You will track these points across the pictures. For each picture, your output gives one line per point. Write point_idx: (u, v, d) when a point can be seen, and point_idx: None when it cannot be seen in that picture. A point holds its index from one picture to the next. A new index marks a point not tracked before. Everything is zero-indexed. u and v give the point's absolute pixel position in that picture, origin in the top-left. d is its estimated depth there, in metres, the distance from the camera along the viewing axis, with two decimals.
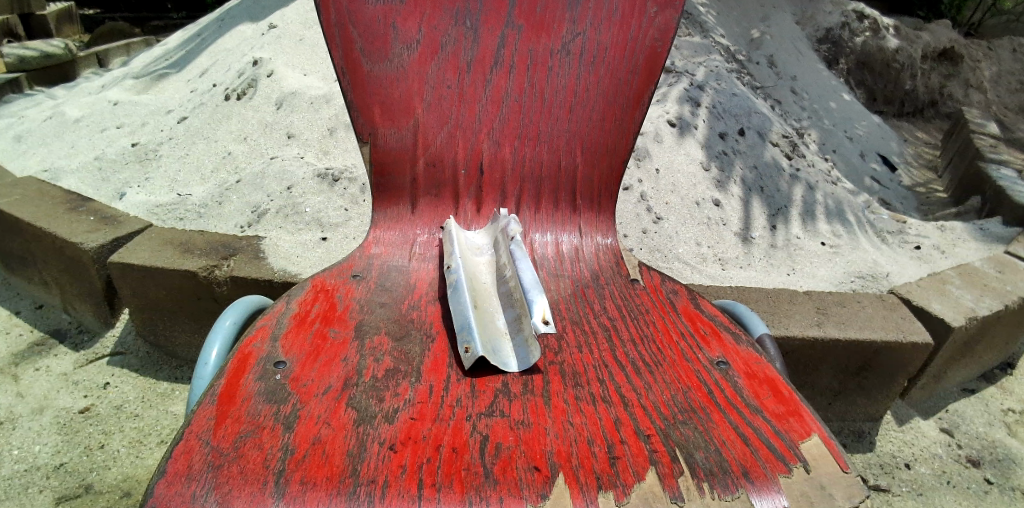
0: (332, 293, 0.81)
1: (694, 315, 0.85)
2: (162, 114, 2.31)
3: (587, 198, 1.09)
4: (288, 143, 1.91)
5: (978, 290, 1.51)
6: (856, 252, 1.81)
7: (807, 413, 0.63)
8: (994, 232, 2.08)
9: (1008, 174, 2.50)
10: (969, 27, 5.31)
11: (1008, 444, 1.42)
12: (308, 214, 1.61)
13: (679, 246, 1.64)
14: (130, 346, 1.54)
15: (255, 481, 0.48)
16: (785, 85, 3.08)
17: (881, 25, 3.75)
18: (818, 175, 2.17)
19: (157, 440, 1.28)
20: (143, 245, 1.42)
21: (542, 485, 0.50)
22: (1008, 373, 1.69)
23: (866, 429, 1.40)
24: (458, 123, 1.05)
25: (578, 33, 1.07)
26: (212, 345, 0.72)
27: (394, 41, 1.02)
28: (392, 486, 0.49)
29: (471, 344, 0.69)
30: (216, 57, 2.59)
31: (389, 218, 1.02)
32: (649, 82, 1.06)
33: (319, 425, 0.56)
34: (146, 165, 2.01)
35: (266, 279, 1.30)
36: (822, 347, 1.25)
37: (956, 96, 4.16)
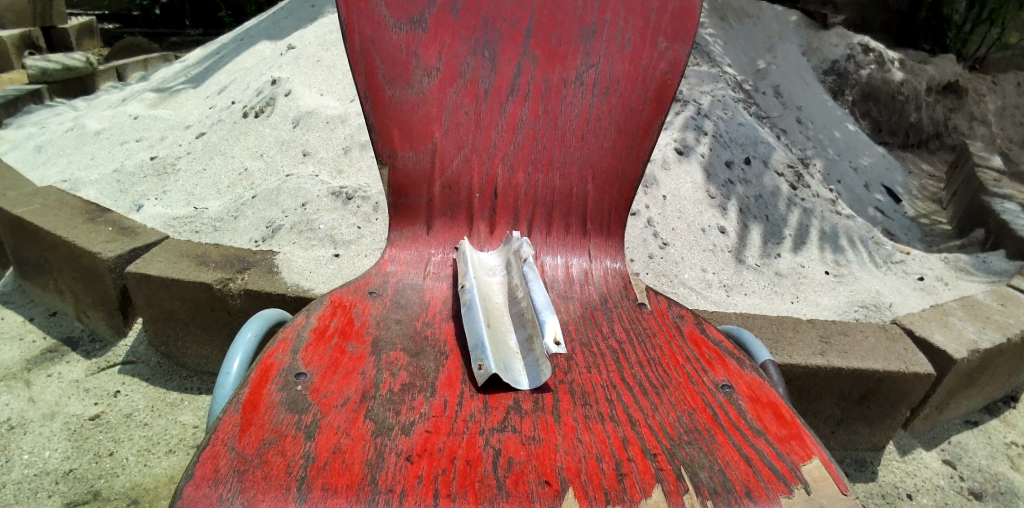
0: (350, 309, 0.84)
1: (699, 340, 0.87)
2: (181, 129, 2.37)
3: (597, 223, 1.13)
4: (304, 161, 1.97)
5: (980, 322, 1.53)
6: (859, 282, 1.83)
7: (809, 437, 0.65)
8: (997, 265, 2.09)
9: (1012, 207, 2.52)
10: (975, 60, 5.35)
11: (1011, 477, 1.42)
12: (322, 230, 1.65)
13: (684, 272, 1.67)
14: (141, 355, 1.56)
15: (279, 486, 0.50)
16: (790, 116, 3.13)
17: (886, 59, 3.83)
18: (823, 205, 2.21)
19: (165, 448, 1.30)
20: (160, 257, 1.46)
21: (552, 498, 0.53)
22: (1012, 406, 1.69)
23: (869, 458, 1.41)
24: (474, 148, 1.09)
25: (592, 64, 1.12)
26: (234, 355, 0.75)
27: (415, 68, 1.07)
28: (409, 495, 0.51)
29: (484, 361, 0.72)
30: (235, 75, 2.67)
31: (405, 238, 1.05)
32: (658, 113, 1.10)
33: (339, 435, 0.59)
34: (163, 178, 2.06)
35: (279, 293, 1.33)
36: (825, 375, 1.26)
37: (961, 129, 4.21)
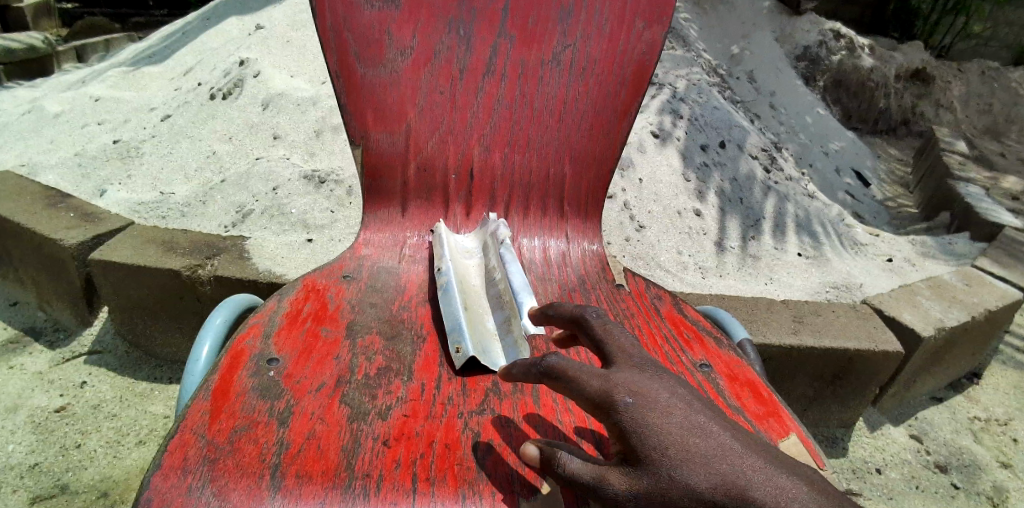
0: (323, 292, 0.82)
1: (677, 320, 0.88)
2: (146, 111, 2.28)
3: (574, 205, 1.12)
4: (275, 144, 1.91)
5: (946, 302, 1.58)
6: (831, 263, 1.87)
7: (785, 414, 0.68)
8: (962, 247, 2.16)
9: (976, 191, 2.60)
10: (940, 49, 5.49)
11: (973, 450, 1.48)
12: (294, 215, 1.60)
13: (661, 254, 1.68)
14: (108, 345, 1.51)
15: (251, 474, 0.49)
16: (764, 101, 3.17)
17: (857, 45, 3.87)
18: (795, 188, 2.24)
19: (136, 440, 1.26)
20: (125, 243, 1.40)
21: (533, 480, 0.53)
22: (975, 382, 1.76)
23: (840, 434, 1.45)
24: (450, 130, 1.07)
25: (569, 45, 1.09)
26: (202, 342, 0.72)
27: (389, 47, 1.02)
28: (387, 480, 0.51)
29: (461, 344, 0.71)
30: (202, 55, 2.57)
31: (379, 221, 1.03)
32: (636, 95, 1.10)
33: (314, 421, 0.57)
34: (128, 162, 1.98)
35: (251, 280, 1.29)
36: (799, 354, 1.29)
37: (928, 115, 4.32)
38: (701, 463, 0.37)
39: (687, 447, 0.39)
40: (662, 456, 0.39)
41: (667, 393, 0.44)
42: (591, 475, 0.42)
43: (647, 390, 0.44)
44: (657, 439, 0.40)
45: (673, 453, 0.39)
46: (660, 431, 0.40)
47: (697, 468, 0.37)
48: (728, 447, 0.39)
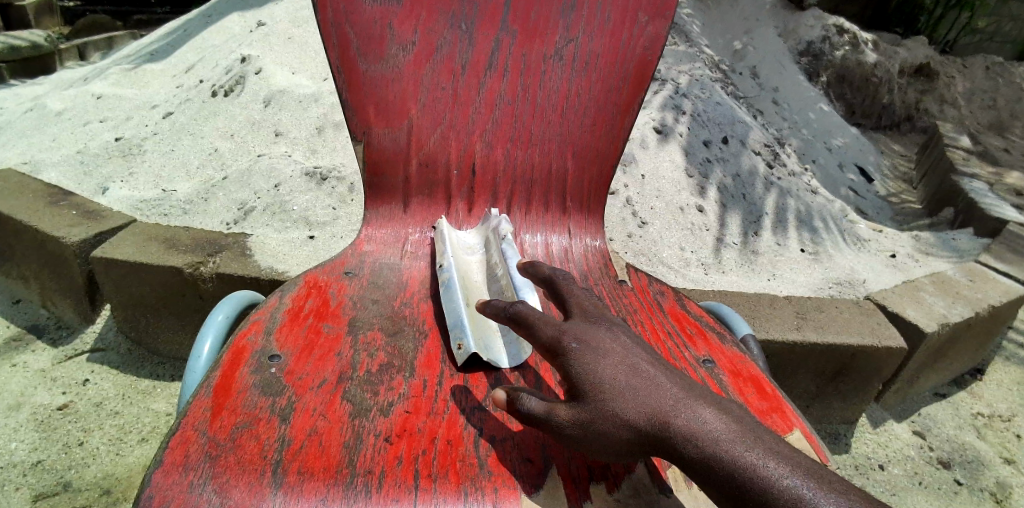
0: (325, 289, 0.82)
1: (680, 316, 0.88)
2: (147, 109, 2.27)
3: (577, 201, 1.12)
4: (276, 141, 1.91)
5: (950, 298, 1.57)
6: (834, 259, 1.86)
7: (789, 410, 0.68)
8: (965, 242, 2.15)
9: (979, 187, 2.59)
10: (944, 44, 5.45)
11: (977, 446, 1.47)
12: (295, 212, 1.60)
13: (663, 250, 1.67)
14: (110, 342, 1.51)
15: (252, 471, 0.49)
16: (766, 96, 3.16)
17: (861, 40, 3.83)
18: (798, 184, 2.23)
19: (138, 437, 1.26)
20: (127, 240, 1.40)
21: (535, 476, 0.53)
22: (978, 378, 1.75)
23: (842, 431, 1.45)
24: (452, 125, 1.07)
25: (571, 39, 1.09)
26: (204, 339, 0.72)
27: (390, 43, 1.02)
28: (388, 476, 0.51)
29: (463, 341, 0.71)
30: (203, 52, 2.57)
31: (381, 217, 1.03)
32: (638, 90, 1.10)
33: (316, 417, 0.57)
34: (129, 160, 1.98)
35: (253, 277, 1.29)
36: (801, 350, 1.29)
37: (931, 111, 4.30)
38: (631, 397, 0.48)
39: (622, 385, 0.49)
40: (601, 392, 0.49)
41: (610, 341, 0.54)
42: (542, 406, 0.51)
43: (592, 338, 0.55)
44: (599, 380, 0.50)
45: (611, 390, 0.49)
46: (602, 374, 0.50)
47: (628, 401, 0.48)
48: (658, 385, 0.49)
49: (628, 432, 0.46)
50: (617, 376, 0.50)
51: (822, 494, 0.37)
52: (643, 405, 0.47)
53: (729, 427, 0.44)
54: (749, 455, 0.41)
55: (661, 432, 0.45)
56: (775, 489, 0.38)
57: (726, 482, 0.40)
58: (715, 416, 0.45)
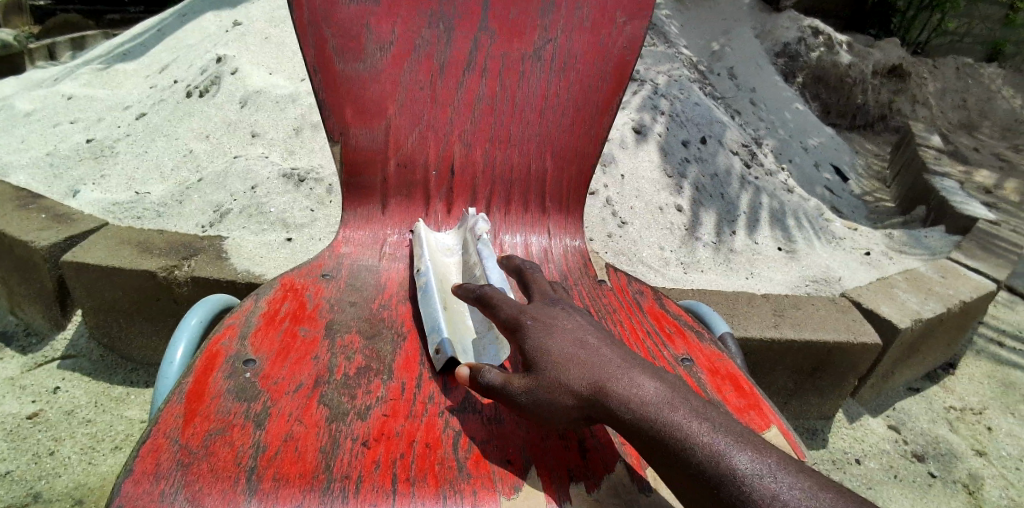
0: (302, 291, 0.80)
1: (659, 315, 0.88)
2: (120, 109, 2.22)
3: (556, 201, 1.12)
4: (253, 142, 1.88)
5: (922, 294, 1.61)
6: (810, 257, 1.89)
7: (766, 406, 0.68)
8: (937, 239, 2.21)
9: (950, 185, 2.66)
10: (916, 45, 5.59)
11: (950, 439, 1.51)
12: (273, 214, 1.58)
13: (643, 250, 1.68)
14: (82, 349, 1.47)
15: (226, 478, 0.48)
16: (744, 97, 3.21)
17: (835, 42, 3.91)
18: (775, 183, 2.27)
19: (111, 445, 1.23)
20: (99, 244, 1.37)
21: (514, 478, 0.53)
22: (951, 373, 1.79)
23: (820, 426, 1.47)
24: (430, 125, 1.06)
25: (550, 39, 1.09)
26: (177, 343, 0.70)
27: (368, 42, 1.01)
28: (366, 481, 0.50)
29: (441, 344, 0.70)
30: (178, 52, 2.52)
31: (359, 218, 1.02)
32: (617, 90, 1.10)
33: (291, 422, 0.56)
34: (101, 161, 1.93)
35: (229, 280, 1.27)
36: (779, 347, 1.30)
37: (904, 111, 4.40)
38: (578, 367, 0.52)
39: (571, 357, 0.54)
40: (552, 365, 0.53)
41: (564, 320, 0.59)
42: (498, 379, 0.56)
43: (547, 318, 0.60)
44: (551, 353, 0.55)
45: (560, 362, 0.53)
46: (553, 348, 0.55)
47: (576, 372, 0.52)
48: (603, 357, 0.54)
49: (574, 399, 0.51)
50: (568, 350, 0.55)
51: (737, 450, 0.42)
52: (588, 375, 0.51)
53: (664, 393, 0.49)
54: (679, 418, 0.46)
55: (603, 398, 0.50)
56: (699, 446, 0.43)
57: (659, 441, 0.45)
58: (651, 383, 0.50)
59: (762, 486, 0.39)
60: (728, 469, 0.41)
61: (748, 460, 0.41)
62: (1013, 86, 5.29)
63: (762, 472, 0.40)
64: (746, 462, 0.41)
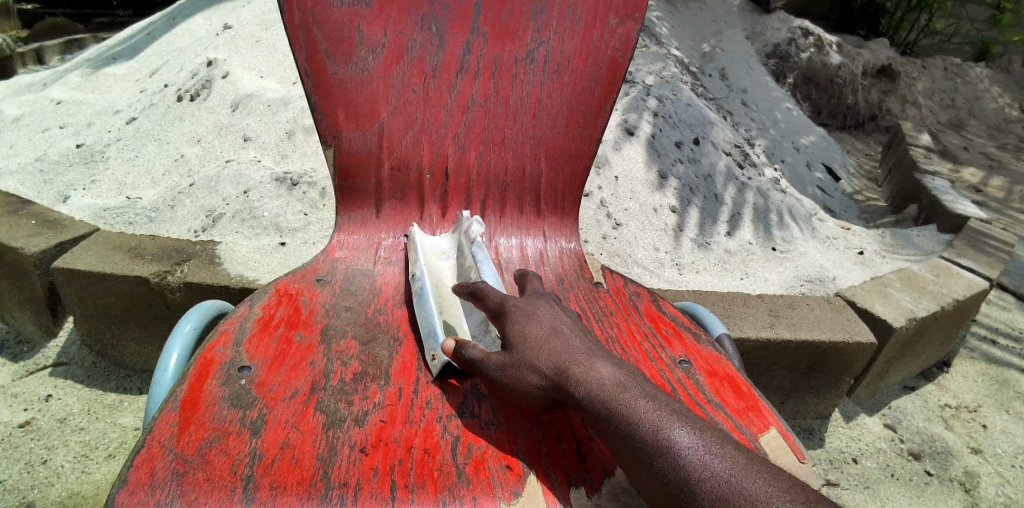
0: (296, 297, 0.80)
1: (656, 316, 0.88)
2: (110, 114, 2.20)
3: (551, 203, 1.12)
4: (244, 146, 1.86)
5: (916, 293, 1.62)
6: (804, 257, 1.90)
7: (765, 408, 0.68)
8: (929, 237, 2.23)
9: (940, 184, 2.68)
10: (905, 46, 5.63)
11: (945, 437, 1.52)
12: (266, 218, 1.56)
13: (638, 251, 1.69)
14: (74, 356, 1.45)
15: (222, 487, 0.47)
16: (735, 97, 3.22)
17: (825, 42, 3.94)
18: (768, 183, 2.28)
19: (105, 453, 1.21)
20: (89, 250, 1.35)
21: (514, 483, 0.53)
22: (945, 371, 1.80)
23: (817, 425, 1.48)
24: (424, 128, 1.05)
25: (543, 41, 1.09)
26: (171, 350, 0.69)
27: (360, 45, 1.00)
28: (364, 489, 0.49)
29: (437, 351, 0.69)
30: (168, 55, 2.50)
31: (353, 222, 1.01)
32: (611, 91, 1.10)
33: (288, 430, 0.55)
34: (91, 167, 1.90)
35: (222, 285, 1.25)
36: (774, 347, 1.31)
37: (894, 111, 4.44)
38: (548, 351, 0.57)
39: (543, 342, 0.59)
40: (524, 349, 0.58)
41: (546, 311, 0.64)
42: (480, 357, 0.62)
43: (530, 306, 0.66)
44: (525, 336, 0.60)
45: (533, 347, 0.58)
46: (530, 332, 0.61)
47: (545, 354, 0.57)
48: (571, 345, 0.58)
49: (542, 381, 0.55)
50: (542, 337, 0.60)
51: (680, 429, 0.46)
52: (556, 359, 0.56)
53: (621, 378, 0.53)
54: (631, 400, 0.50)
55: (565, 379, 0.54)
56: (644, 424, 0.47)
57: (609, 418, 0.49)
58: (608, 369, 0.54)
59: (696, 459, 0.42)
60: (668, 445, 0.44)
61: (688, 438, 0.44)
62: (1000, 85, 5.35)
63: (698, 449, 0.43)
64: (686, 440, 0.44)
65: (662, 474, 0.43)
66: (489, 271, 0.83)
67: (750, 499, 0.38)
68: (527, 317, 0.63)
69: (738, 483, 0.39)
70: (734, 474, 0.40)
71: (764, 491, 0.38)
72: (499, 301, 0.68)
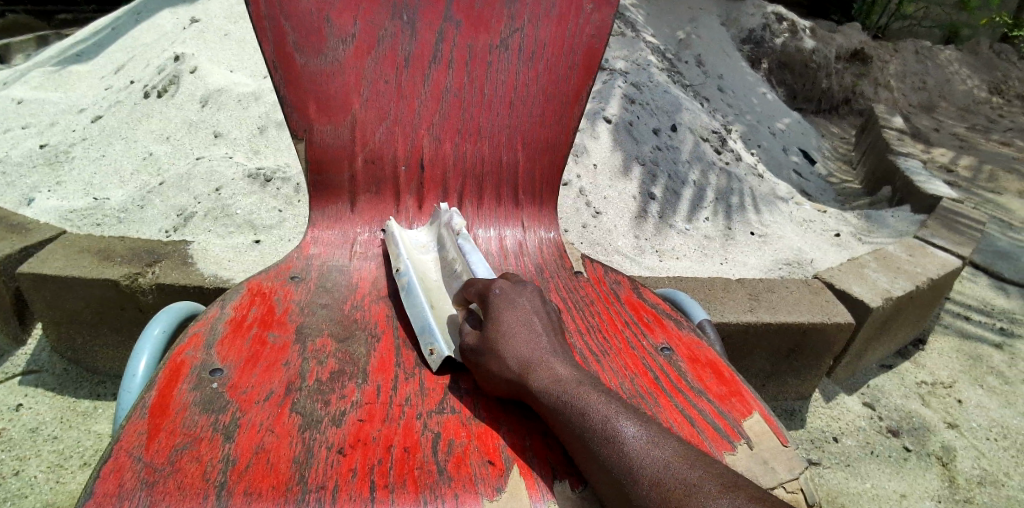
0: (270, 295, 0.77)
1: (637, 304, 0.88)
2: (75, 113, 2.13)
3: (529, 193, 1.11)
4: (215, 143, 1.82)
5: (892, 273, 1.64)
6: (782, 240, 1.92)
7: (748, 393, 0.68)
8: (903, 217, 2.28)
9: (914, 165, 2.73)
10: (877, 29, 5.72)
11: (922, 413, 1.55)
12: (239, 215, 1.53)
13: (618, 239, 1.68)
14: (44, 363, 1.40)
15: (194, 495, 0.45)
16: (712, 83, 3.24)
17: (798, 27, 4.00)
18: (746, 169, 2.29)
19: (80, 462, 1.18)
20: (56, 253, 1.30)
21: (497, 478, 0.52)
22: (921, 348, 1.84)
23: (798, 406, 1.50)
24: (398, 119, 1.03)
25: (516, 29, 1.07)
26: (139, 354, 0.66)
27: (329, 35, 0.97)
28: (343, 490, 0.48)
29: (435, 346, 0.69)
30: (134, 51, 2.42)
31: (327, 218, 0.99)
32: (587, 78, 1.09)
33: (262, 433, 0.54)
34: (56, 168, 1.83)
35: (195, 286, 1.22)
36: (755, 331, 1.32)
37: (867, 95, 4.51)
38: (517, 342, 0.60)
39: (511, 335, 0.61)
40: (495, 341, 0.61)
41: (524, 300, 0.66)
42: (464, 335, 0.66)
43: (513, 291, 0.68)
44: (500, 324, 0.63)
45: (502, 339, 0.61)
46: (504, 320, 0.63)
47: (514, 344, 0.60)
48: (539, 342, 0.61)
49: (507, 374, 0.58)
50: (512, 330, 0.62)
51: (627, 420, 0.49)
52: (520, 354, 0.59)
53: (578, 376, 0.57)
54: (585, 393, 0.53)
55: (528, 374, 0.57)
56: (595, 414, 0.50)
57: (563, 411, 0.52)
58: (565, 370, 0.57)
59: (639, 447, 0.47)
60: (614, 434, 0.48)
61: (633, 428, 0.48)
62: (969, 67, 5.46)
63: (643, 438, 0.47)
64: (631, 429, 0.48)
65: (606, 463, 0.47)
66: (479, 263, 0.82)
67: (683, 485, 0.42)
68: (507, 302, 0.66)
69: (676, 471, 0.44)
70: (669, 462, 0.45)
71: (697, 478, 0.43)
72: (480, 288, 0.71)
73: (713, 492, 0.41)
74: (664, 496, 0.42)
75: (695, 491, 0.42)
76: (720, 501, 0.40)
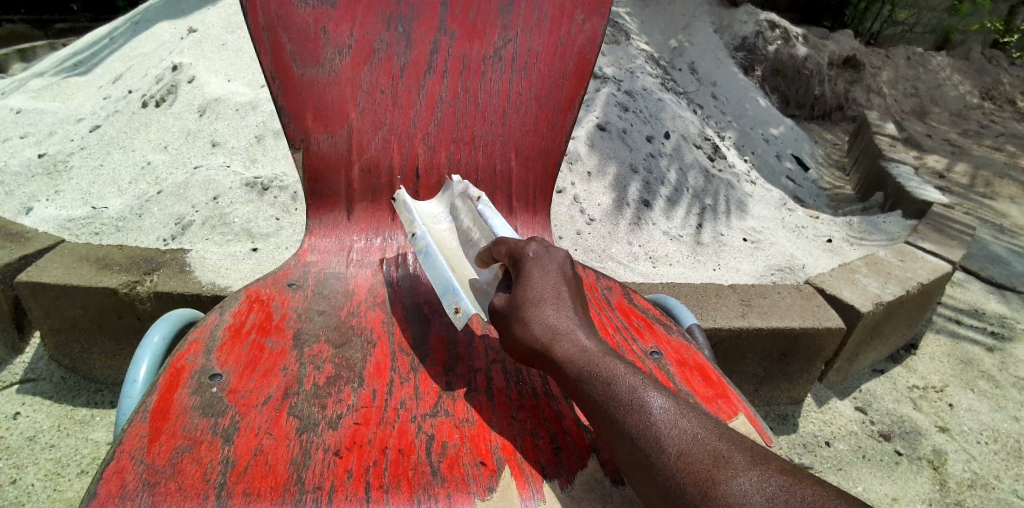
0: (267, 302, 0.79)
1: (628, 309, 0.90)
2: (73, 122, 2.14)
3: (523, 201, 1.13)
4: (213, 152, 1.83)
5: (882, 278, 1.67)
6: (775, 246, 1.94)
7: (734, 396, 0.70)
8: (893, 223, 2.31)
9: (905, 171, 2.77)
10: (869, 36, 5.79)
11: (913, 417, 1.57)
12: (237, 224, 1.54)
13: (613, 246, 1.70)
14: (42, 372, 1.41)
15: (194, 496, 0.47)
16: (705, 91, 3.28)
17: (790, 35, 4.05)
18: (738, 175, 2.32)
19: (77, 470, 1.18)
20: (54, 262, 1.31)
21: (488, 479, 0.54)
22: (912, 352, 1.86)
23: (790, 411, 1.51)
24: (393, 129, 1.05)
25: (510, 39, 1.09)
26: (139, 361, 0.68)
27: (326, 46, 0.99)
28: (339, 491, 0.50)
29: (460, 305, 0.70)
30: (132, 61, 2.44)
31: (324, 226, 1.01)
32: (579, 87, 1.13)
33: (260, 436, 0.55)
34: (54, 177, 1.85)
35: (193, 294, 1.23)
36: (747, 336, 1.34)
37: (859, 101, 4.56)
38: (546, 308, 0.60)
39: (541, 302, 0.60)
40: (522, 308, 0.60)
41: (556, 265, 0.66)
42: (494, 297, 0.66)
43: (546, 254, 0.67)
44: (529, 288, 0.62)
45: (530, 306, 0.60)
46: (534, 283, 0.62)
47: (543, 309, 0.60)
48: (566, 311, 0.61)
49: (532, 342, 0.58)
50: (542, 297, 0.61)
51: (654, 393, 0.50)
52: (548, 322, 0.59)
53: (602, 349, 0.57)
54: (612, 365, 0.54)
55: (553, 344, 0.57)
56: (622, 385, 0.51)
57: (588, 381, 0.53)
58: (590, 341, 0.58)
59: (667, 419, 0.47)
60: (642, 406, 0.49)
61: (661, 401, 0.49)
62: (960, 73, 5.53)
63: (670, 411, 0.48)
64: (658, 402, 0.49)
65: (631, 435, 0.48)
66: (501, 226, 0.82)
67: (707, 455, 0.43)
68: (541, 266, 0.65)
69: (705, 441, 0.44)
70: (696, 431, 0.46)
71: (728, 449, 0.43)
72: (512, 247, 0.70)
73: (743, 464, 0.41)
74: (690, 465, 0.43)
75: (724, 461, 0.42)
76: (750, 470, 0.40)
